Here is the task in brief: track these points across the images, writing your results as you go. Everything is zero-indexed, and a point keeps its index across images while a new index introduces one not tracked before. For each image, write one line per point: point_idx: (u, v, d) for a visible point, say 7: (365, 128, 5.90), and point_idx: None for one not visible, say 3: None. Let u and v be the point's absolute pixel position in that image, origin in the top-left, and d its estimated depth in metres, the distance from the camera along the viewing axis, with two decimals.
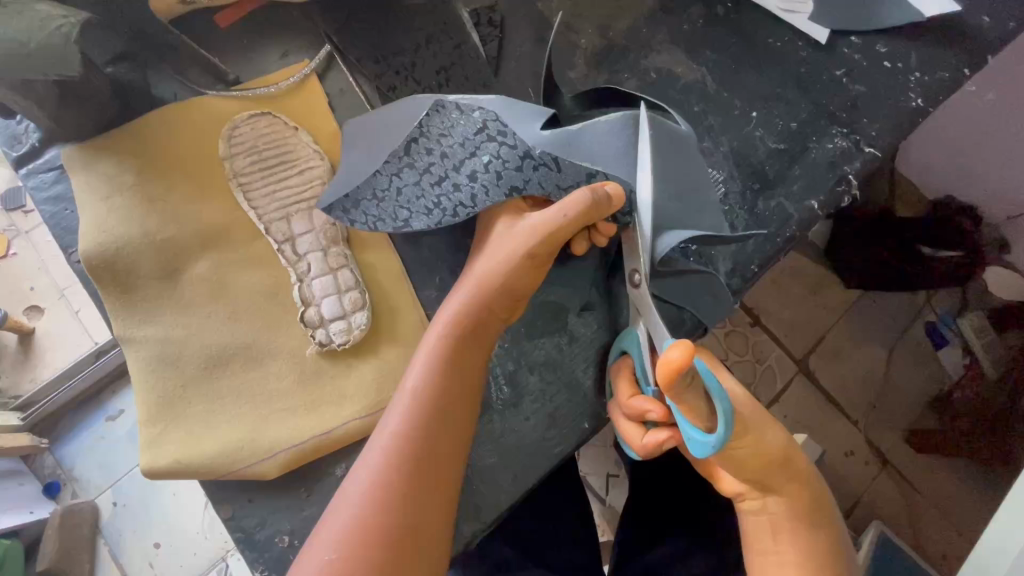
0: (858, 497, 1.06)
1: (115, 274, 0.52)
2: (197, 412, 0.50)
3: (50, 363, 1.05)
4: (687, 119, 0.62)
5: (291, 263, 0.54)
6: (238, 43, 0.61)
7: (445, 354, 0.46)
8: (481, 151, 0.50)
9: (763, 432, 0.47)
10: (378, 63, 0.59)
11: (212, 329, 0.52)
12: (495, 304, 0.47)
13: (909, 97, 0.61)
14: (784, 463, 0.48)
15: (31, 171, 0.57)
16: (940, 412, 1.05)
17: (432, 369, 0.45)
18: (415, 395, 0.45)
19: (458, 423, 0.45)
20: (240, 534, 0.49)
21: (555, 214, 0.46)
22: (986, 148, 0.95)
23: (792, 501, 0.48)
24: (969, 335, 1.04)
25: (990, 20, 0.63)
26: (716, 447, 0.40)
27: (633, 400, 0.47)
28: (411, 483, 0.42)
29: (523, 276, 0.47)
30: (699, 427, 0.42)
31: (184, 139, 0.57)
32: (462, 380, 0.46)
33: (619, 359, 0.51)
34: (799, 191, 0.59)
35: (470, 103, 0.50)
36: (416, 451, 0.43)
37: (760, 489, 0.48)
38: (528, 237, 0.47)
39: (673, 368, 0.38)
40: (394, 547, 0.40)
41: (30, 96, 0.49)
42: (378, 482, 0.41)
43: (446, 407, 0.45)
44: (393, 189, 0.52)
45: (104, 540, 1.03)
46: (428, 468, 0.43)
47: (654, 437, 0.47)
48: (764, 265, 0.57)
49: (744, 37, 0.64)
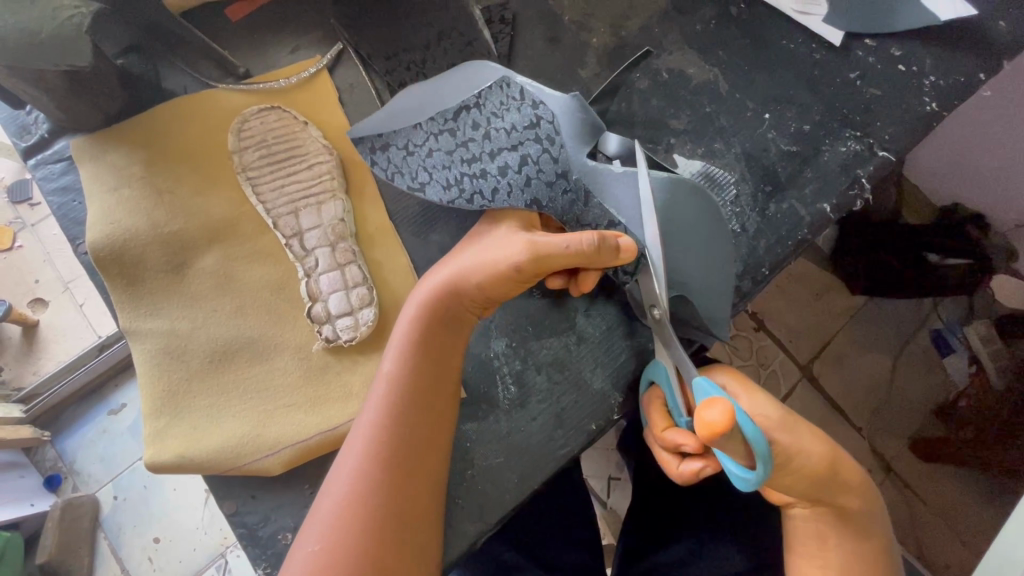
0: None
1: (122, 266, 0.52)
2: (201, 407, 0.49)
3: (54, 356, 1.05)
4: (699, 119, 0.61)
5: (298, 258, 0.54)
6: (249, 37, 0.61)
7: (419, 345, 0.45)
8: (523, 147, 0.49)
9: (810, 441, 0.46)
10: (389, 59, 0.59)
11: (216, 322, 0.51)
12: (470, 299, 0.47)
13: (923, 101, 0.61)
14: (833, 473, 0.46)
15: (39, 161, 0.57)
16: (944, 420, 1.04)
17: (409, 359, 0.45)
18: (390, 381, 0.44)
19: (433, 417, 0.44)
20: (243, 530, 0.48)
21: (555, 240, 0.44)
22: (994, 156, 0.95)
23: (840, 507, 0.47)
24: (975, 343, 1.03)
25: (1005, 25, 0.62)
26: (757, 485, 0.40)
27: (666, 433, 0.46)
28: (384, 475, 0.41)
29: (506, 283, 0.46)
30: (742, 464, 0.41)
31: (193, 131, 0.56)
32: (437, 371, 0.45)
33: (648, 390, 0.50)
34: (811, 194, 0.59)
35: (542, 91, 0.50)
36: (394, 442, 0.42)
37: (811, 501, 0.47)
38: (519, 248, 0.45)
39: (716, 433, 0.36)
40: (368, 541, 0.39)
41: (41, 84, 0.49)
42: (355, 472, 0.41)
43: (422, 398, 0.44)
44: (422, 154, 0.52)
45: (104, 534, 1.03)
46: (399, 460, 0.42)
47: (692, 467, 0.45)
48: (775, 267, 0.57)
49: (757, 39, 0.64)
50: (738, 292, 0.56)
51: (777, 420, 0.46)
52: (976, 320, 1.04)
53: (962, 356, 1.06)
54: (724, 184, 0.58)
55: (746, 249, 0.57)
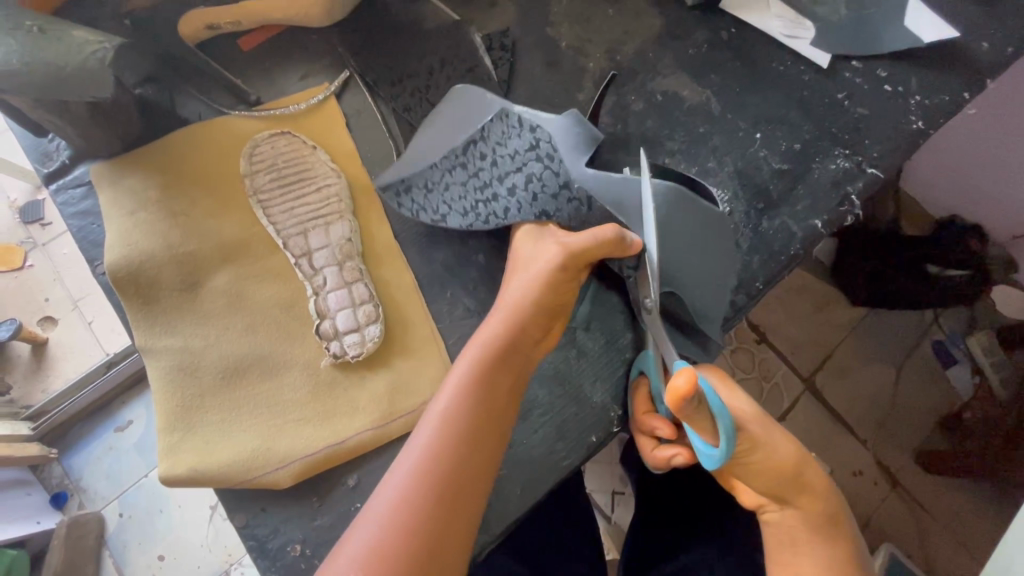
0: (869, 518, 1.05)
1: (138, 286, 0.54)
2: (213, 422, 0.51)
3: (62, 373, 1.07)
4: (692, 139, 0.63)
5: (307, 276, 0.55)
6: (261, 65, 0.64)
7: (486, 365, 0.45)
8: (527, 167, 0.53)
9: (778, 443, 0.47)
10: (394, 86, 0.62)
11: (228, 340, 0.53)
12: (533, 321, 0.48)
13: (910, 120, 0.63)
14: (800, 476, 0.47)
15: (60, 187, 0.59)
16: (950, 432, 1.04)
17: (479, 377, 0.45)
18: (452, 398, 0.44)
19: (490, 433, 0.44)
20: (253, 542, 0.49)
21: (585, 237, 0.49)
22: (986, 166, 0.97)
23: (807, 512, 0.48)
24: (978, 353, 1.04)
25: (988, 46, 0.65)
26: (721, 461, 0.42)
27: (645, 418, 0.50)
28: (442, 492, 0.40)
29: (551, 290, 0.48)
30: (707, 440, 0.44)
31: (206, 156, 0.59)
32: (491, 392, 0.45)
33: (635, 377, 0.53)
34: (803, 211, 0.60)
35: (537, 118, 0.53)
36: (453, 459, 0.41)
37: (777, 500, 0.49)
38: (558, 254, 0.49)
39: (680, 397, 0.38)
40: (410, 559, 0.38)
41: (66, 113, 0.52)
42: (409, 493, 0.40)
43: (484, 418, 0.44)
44: (439, 187, 0.56)
45: (109, 551, 1.04)
46: (457, 475, 0.41)
47: (665, 454, 0.50)
48: (769, 282, 0.58)
49: (747, 61, 0.66)
50: (733, 306, 0.57)
51: (753, 417, 0.47)
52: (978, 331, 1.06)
53: (966, 367, 1.08)
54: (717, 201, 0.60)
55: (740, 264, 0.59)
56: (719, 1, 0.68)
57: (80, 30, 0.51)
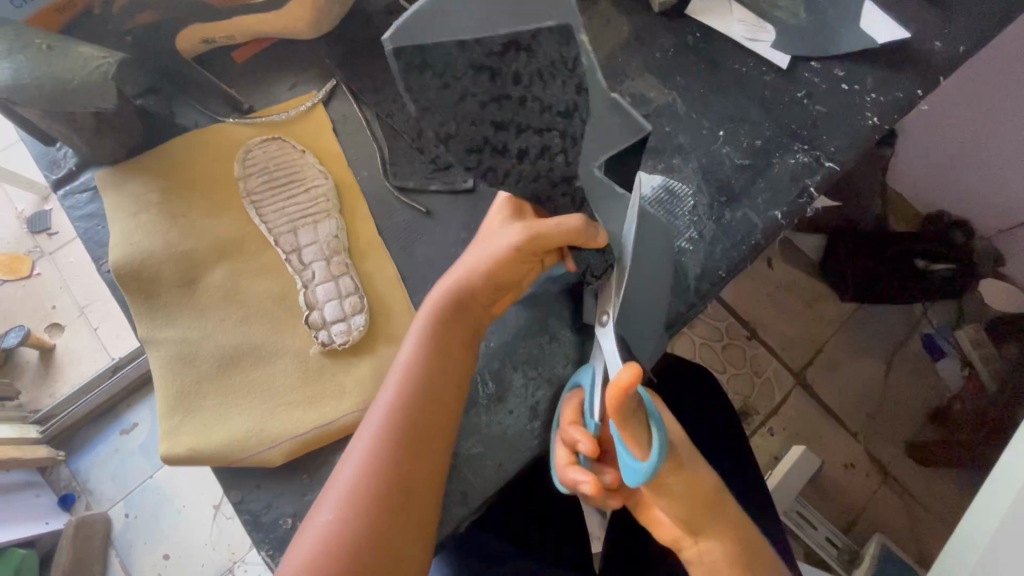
0: (860, 510, 1.08)
1: (140, 281, 0.58)
2: (210, 406, 0.54)
3: (68, 378, 1.12)
4: (659, 138, 0.67)
5: (296, 271, 0.59)
6: (253, 76, 0.68)
7: (434, 334, 0.51)
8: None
9: (700, 469, 0.49)
10: (378, 94, 0.66)
11: (225, 330, 0.57)
12: (482, 290, 0.53)
13: (866, 116, 0.67)
14: (714, 505, 0.49)
15: (68, 191, 0.63)
16: (942, 425, 1.07)
17: (426, 343, 0.51)
18: (407, 365, 0.50)
19: (441, 394, 0.50)
20: (248, 516, 0.52)
21: (546, 223, 0.52)
22: (969, 159, 1.01)
23: (726, 543, 0.49)
24: (966, 347, 1.07)
25: (940, 45, 0.69)
26: (647, 474, 0.43)
27: (570, 429, 0.50)
28: (405, 447, 0.47)
29: (505, 269, 0.53)
30: (635, 455, 0.44)
31: (202, 161, 0.63)
32: (444, 353, 0.51)
33: (572, 389, 0.55)
34: (764, 203, 0.64)
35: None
36: (408, 417, 0.48)
37: (691, 532, 0.49)
38: (514, 234, 0.53)
39: (622, 390, 0.40)
40: (378, 501, 0.44)
41: (72, 123, 0.56)
42: (375, 446, 0.47)
43: (435, 380, 0.50)
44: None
45: (116, 551, 1.07)
46: (415, 430, 0.48)
47: (574, 477, 0.49)
48: (731, 270, 0.62)
49: (712, 64, 0.70)
50: (697, 293, 0.61)
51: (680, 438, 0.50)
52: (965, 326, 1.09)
53: (956, 359, 1.10)
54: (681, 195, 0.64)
55: (704, 253, 0.62)
56: (685, 9, 0.72)
57: (86, 47, 0.56)
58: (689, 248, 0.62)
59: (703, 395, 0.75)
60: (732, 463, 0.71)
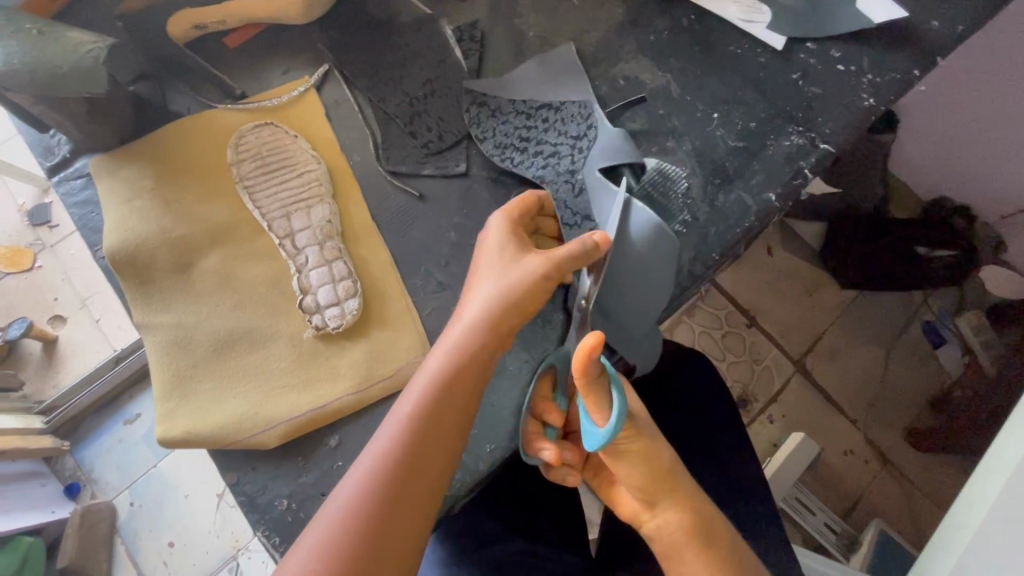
0: (859, 495, 1.08)
1: (135, 267, 0.58)
2: (206, 389, 0.55)
3: (72, 369, 1.12)
4: (653, 120, 0.67)
5: (290, 256, 0.60)
6: (245, 61, 0.68)
7: (453, 366, 0.48)
8: (560, 147, 0.63)
9: (653, 441, 0.48)
10: (370, 78, 0.66)
11: (220, 315, 0.58)
12: (504, 324, 0.50)
13: (862, 97, 0.66)
14: (670, 477, 0.49)
15: (62, 178, 0.63)
16: (939, 409, 1.07)
17: (444, 375, 0.47)
18: (421, 395, 0.47)
19: (444, 433, 0.46)
20: (244, 498, 0.53)
21: (563, 249, 0.51)
22: (970, 143, 1.00)
23: (684, 517, 0.48)
24: (967, 334, 1.07)
25: (938, 25, 0.68)
26: (604, 439, 0.43)
27: (543, 404, 0.55)
28: (401, 481, 0.44)
29: (522, 301, 0.50)
30: (595, 421, 0.45)
31: (195, 146, 0.63)
32: (460, 389, 0.47)
33: (545, 369, 0.56)
34: (758, 185, 0.64)
35: (602, 121, 0.63)
36: (413, 451, 0.45)
37: (648, 504, 0.49)
38: (536, 263, 0.51)
39: (589, 352, 0.40)
40: (362, 538, 0.42)
41: (64, 109, 0.56)
42: (373, 477, 0.44)
43: (446, 415, 0.47)
44: (499, 118, 0.64)
45: (122, 539, 1.09)
46: (417, 466, 0.45)
47: (538, 446, 0.52)
48: (724, 253, 0.62)
49: (706, 46, 0.70)
50: (690, 276, 0.61)
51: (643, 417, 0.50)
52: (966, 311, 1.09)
53: (955, 346, 1.10)
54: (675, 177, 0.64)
55: (697, 236, 0.62)
56: None
57: (78, 32, 0.56)
58: (682, 231, 0.62)
59: (698, 379, 0.76)
60: (725, 446, 0.72)
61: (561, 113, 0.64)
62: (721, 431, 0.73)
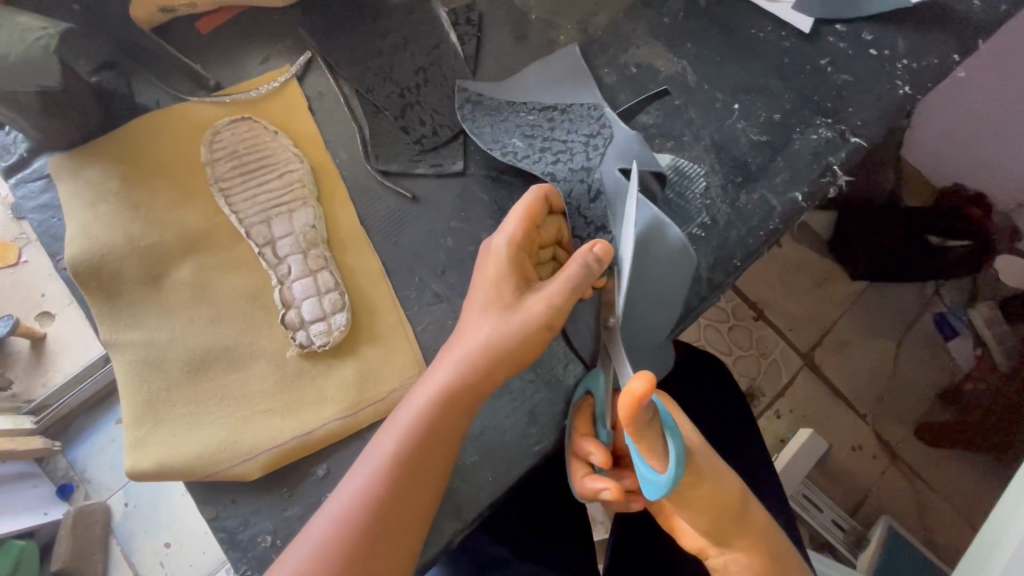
0: (866, 492, 1.03)
1: (101, 280, 0.53)
2: (180, 414, 0.50)
3: (61, 367, 1.06)
4: (667, 112, 0.61)
5: (271, 266, 0.55)
6: (220, 48, 0.62)
7: (432, 418, 0.42)
8: (572, 144, 0.56)
9: (720, 479, 0.42)
10: (357, 66, 0.60)
11: (196, 332, 0.52)
12: (493, 371, 0.44)
13: (896, 85, 0.60)
14: (743, 511, 0.44)
15: (19, 180, 0.57)
16: (952, 404, 1.02)
17: (422, 426, 0.42)
18: (395, 446, 0.41)
19: (420, 499, 0.41)
20: (224, 534, 0.49)
21: (562, 285, 0.44)
22: (995, 130, 0.92)
23: (753, 552, 0.44)
24: (979, 326, 1.01)
25: (980, 4, 0.62)
26: (666, 486, 0.38)
27: (581, 440, 0.48)
28: (366, 544, 0.39)
29: (517, 347, 0.44)
30: (653, 466, 0.40)
31: (165, 144, 0.58)
32: (439, 443, 0.42)
33: (580, 398, 0.51)
34: (782, 184, 0.58)
35: (616, 122, 0.56)
36: (383, 510, 0.40)
37: (719, 544, 0.45)
38: (539, 310, 0.44)
39: (636, 400, 0.35)
40: None
41: (14, 105, 0.50)
42: (335, 539, 0.39)
43: (421, 472, 0.41)
44: (501, 116, 0.58)
45: (116, 540, 1.04)
46: (385, 528, 0.40)
47: (593, 485, 0.46)
48: (747, 259, 0.57)
49: (725, 28, 0.63)
50: (709, 285, 0.56)
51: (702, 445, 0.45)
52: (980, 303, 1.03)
53: (967, 339, 1.04)
54: (692, 176, 0.58)
55: (717, 241, 0.57)
56: None
57: (24, 18, 0.50)
58: (701, 235, 0.57)
59: (714, 388, 0.70)
60: (748, 461, 0.66)
61: (567, 106, 0.58)
62: (745, 446, 0.67)
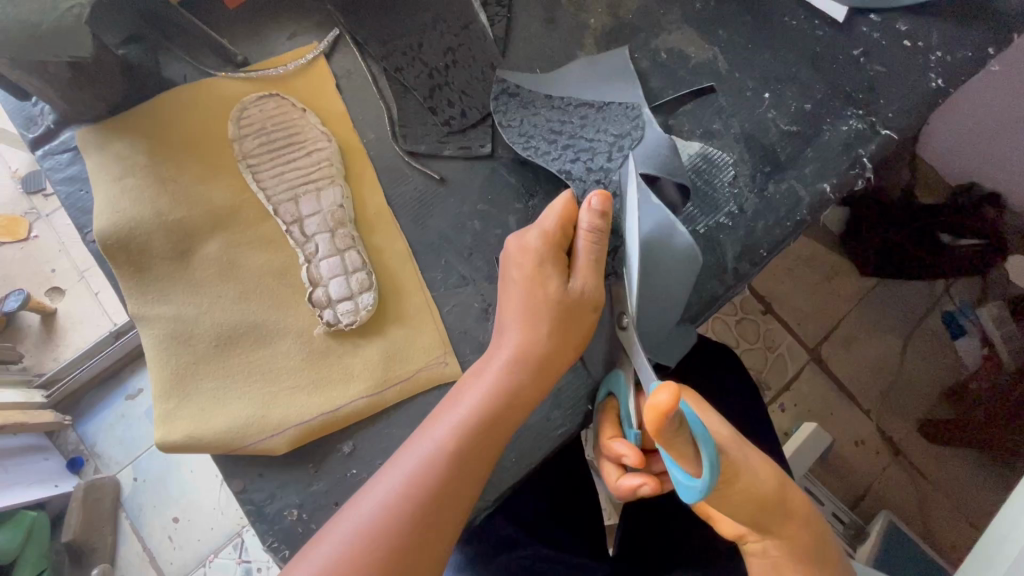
0: (868, 486, 1.03)
1: (129, 253, 0.53)
2: (208, 388, 0.51)
3: (72, 342, 1.07)
4: (697, 99, 0.60)
5: (299, 244, 0.55)
6: (247, 24, 0.61)
7: (489, 411, 0.44)
8: (597, 143, 0.55)
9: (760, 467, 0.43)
10: (385, 45, 0.59)
11: (223, 307, 0.53)
12: (542, 364, 0.46)
13: (929, 78, 0.59)
14: (781, 501, 0.44)
15: (46, 152, 0.57)
16: (955, 402, 1.02)
17: (478, 419, 0.44)
18: (451, 439, 0.43)
19: (470, 486, 0.43)
20: (251, 506, 0.49)
21: (586, 258, 0.46)
22: (1015, 129, 0.91)
23: (782, 538, 0.45)
24: (988, 325, 1.01)
25: None
26: (702, 492, 0.38)
27: (613, 443, 0.48)
28: (417, 526, 0.40)
29: (564, 343, 0.47)
30: (687, 471, 0.40)
31: (194, 118, 0.57)
32: (492, 435, 0.44)
33: (605, 398, 0.51)
34: (811, 174, 0.58)
35: (652, 123, 0.55)
36: (436, 496, 0.41)
37: (759, 530, 0.45)
38: (577, 299, 0.46)
39: (661, 414, 0.34)
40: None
41: (45, 77, 0.50)
42: (388, 519, 0.40)
43: (474, 462, 0.43)
44: (533, 111, 0.57)
45: (126, 513, 1.05)
46: (435, 513, 0.41)
47: (630, 482, 0.48)
48: (773, 249, 0.56)
49: (757, 15, 0.63)
50: (735, 275, 0.56)
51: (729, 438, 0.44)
52: (988, 302, 1.02)
53: (975, 338, 1.03)
54: (721, 165, 0.58)
55: (744, 230, 0.57)
56: None
57: None
58: (728, 225, 0.57)
59: (731, 378, 0.71)
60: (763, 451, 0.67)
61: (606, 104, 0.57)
62: (760, 435, 0.67)
